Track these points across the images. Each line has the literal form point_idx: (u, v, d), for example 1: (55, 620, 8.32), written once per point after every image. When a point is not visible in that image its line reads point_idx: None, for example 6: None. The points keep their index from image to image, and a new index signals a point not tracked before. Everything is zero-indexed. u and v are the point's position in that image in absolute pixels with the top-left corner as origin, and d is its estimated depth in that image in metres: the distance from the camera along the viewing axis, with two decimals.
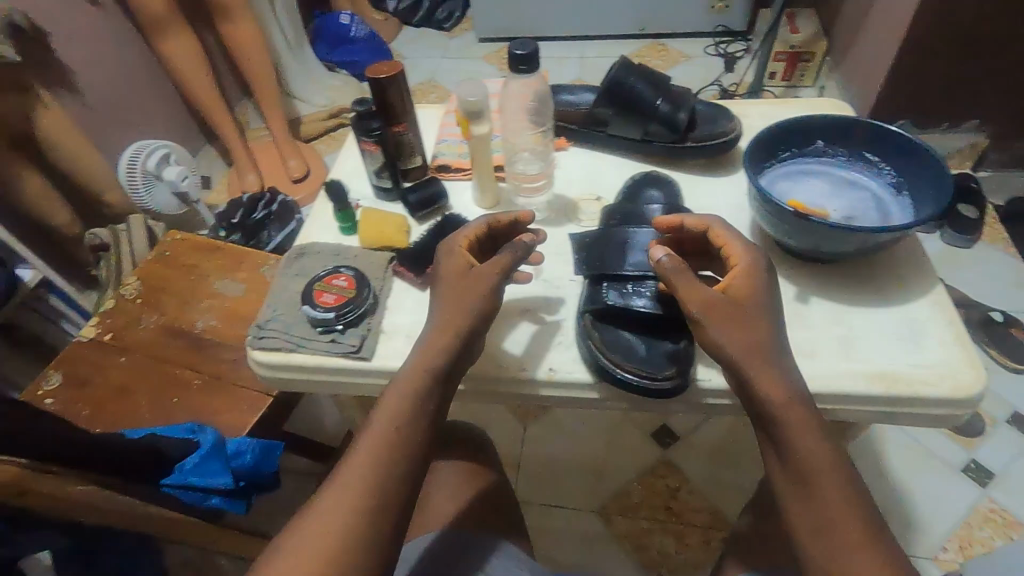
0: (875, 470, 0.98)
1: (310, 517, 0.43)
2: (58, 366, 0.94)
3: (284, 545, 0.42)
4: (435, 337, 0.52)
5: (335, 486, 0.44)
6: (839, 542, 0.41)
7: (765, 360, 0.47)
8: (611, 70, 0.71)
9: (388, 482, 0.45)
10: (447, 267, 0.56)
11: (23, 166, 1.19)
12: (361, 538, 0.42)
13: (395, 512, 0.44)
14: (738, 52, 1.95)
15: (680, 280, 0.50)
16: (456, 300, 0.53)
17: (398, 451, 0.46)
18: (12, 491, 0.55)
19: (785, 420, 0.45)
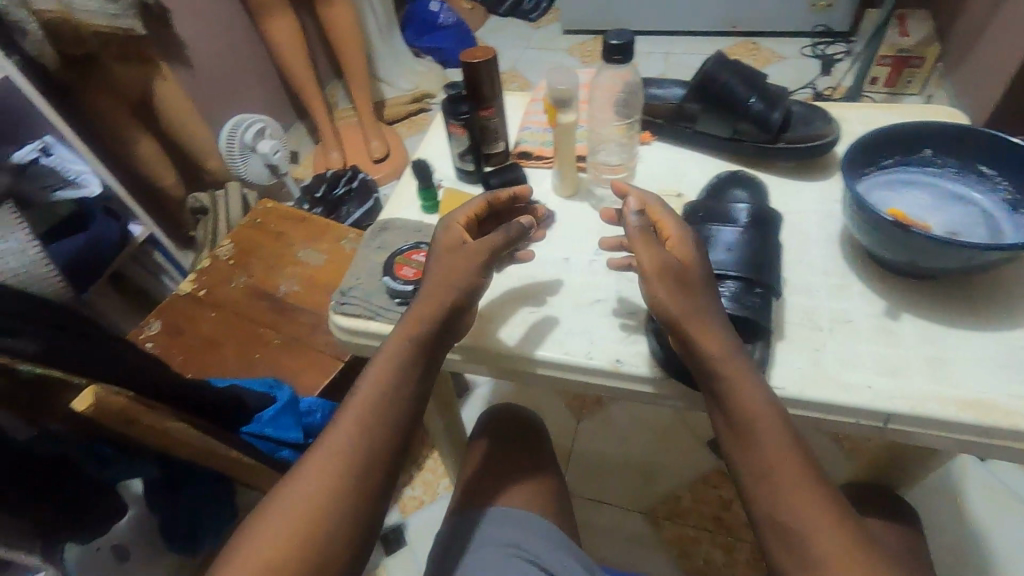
0: (948, 506, 0.92)
1: (294, 484, 0.45)
2: (158, 315, 1.03)
3: (276, 499, 0.45)
4: (422, 307, 0.52)
5: (319, 456, 0.46)
6: (783, 491, 0.44)
7: (698, 317, 0.49)
8: (703, 65, 0.70)
9: (370, 451, 0.47)
10: (440, 240, 0.57)
11: (140, 131, 1.30)
12: (344, 498, 0.45)
13: (379, 473, 0.47)
14: (837, 54, 1.84)
15: (638, 239, 0.53)
16: (445, 265, 0.54)
17: (380, 419, 0.48)
18: (123, 420, 0.59)
19: (719, 375, 0.48)
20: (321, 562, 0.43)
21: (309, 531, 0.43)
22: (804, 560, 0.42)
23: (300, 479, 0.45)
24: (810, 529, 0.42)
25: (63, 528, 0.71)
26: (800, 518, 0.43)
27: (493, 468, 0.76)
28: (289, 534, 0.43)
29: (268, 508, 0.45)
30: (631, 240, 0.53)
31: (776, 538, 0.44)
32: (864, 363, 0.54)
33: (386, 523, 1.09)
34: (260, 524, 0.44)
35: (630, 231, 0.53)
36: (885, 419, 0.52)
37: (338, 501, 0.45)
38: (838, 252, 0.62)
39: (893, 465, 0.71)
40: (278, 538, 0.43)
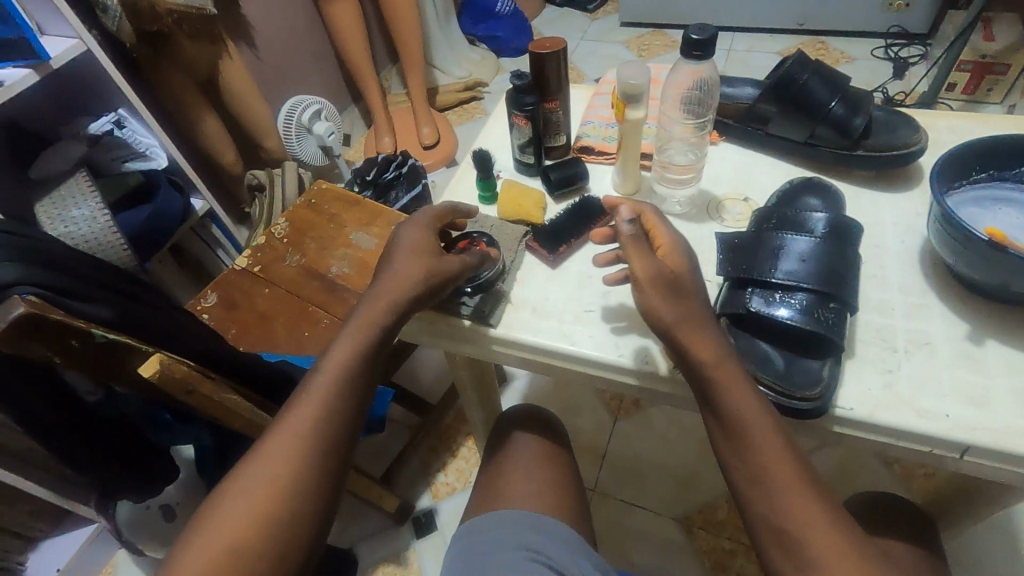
0: (1003, 540, 0.87)
1: (244, 481, 0.46)
2: (214, 287, 1.06)
3: (233, 483, 0.46)
4: (375, 301, 0.53)
5: (269, 450, 0.47)
6: (780, 496, 0.44)
7: (689, 324, 0.49)
8: (783, 65, 0.66)
9: (322, 444, 0.48)
10: (402, 239, 0.57)
11: (206, 108, 1.33)
12: (303, 477, 0.46)
13: (335, 454, 0.48)
14: (912, 58, 1.74)
15: (634, 246, 0.51)
16: (407, 261, 0.54)
17: (336, 402, 0.49)
18: (182, 388, 0.61)
19: (713, 380, 0.48)
20: (284, 537, 0.45)
21: (265, 523, 0.44)
22: (801, 563, 0.43)
23: (249, 475, 0.46)
24: (806, 532, 0.43)
25: (122, 479, 0.76)
26: (794, 522, 0.43)
27: (525, 465, 0.75)
28: (242, 528, 0.44)
29: (216, 504, 0.45)
30: (626, 249, 0.51)
31: (776, 543, 0.44)
32: (942, 390, 0.51)
33: (418, 506, 1.10)
34: (211, 520, 0.45)
35: (622, 240, 0.52)
36: (962, 450, 0.49)
37: (292, 494, 0.46)
38: (918, 269, 0.59)
39: (958, 496, 0.67)
40: (231, 533, 0.44)
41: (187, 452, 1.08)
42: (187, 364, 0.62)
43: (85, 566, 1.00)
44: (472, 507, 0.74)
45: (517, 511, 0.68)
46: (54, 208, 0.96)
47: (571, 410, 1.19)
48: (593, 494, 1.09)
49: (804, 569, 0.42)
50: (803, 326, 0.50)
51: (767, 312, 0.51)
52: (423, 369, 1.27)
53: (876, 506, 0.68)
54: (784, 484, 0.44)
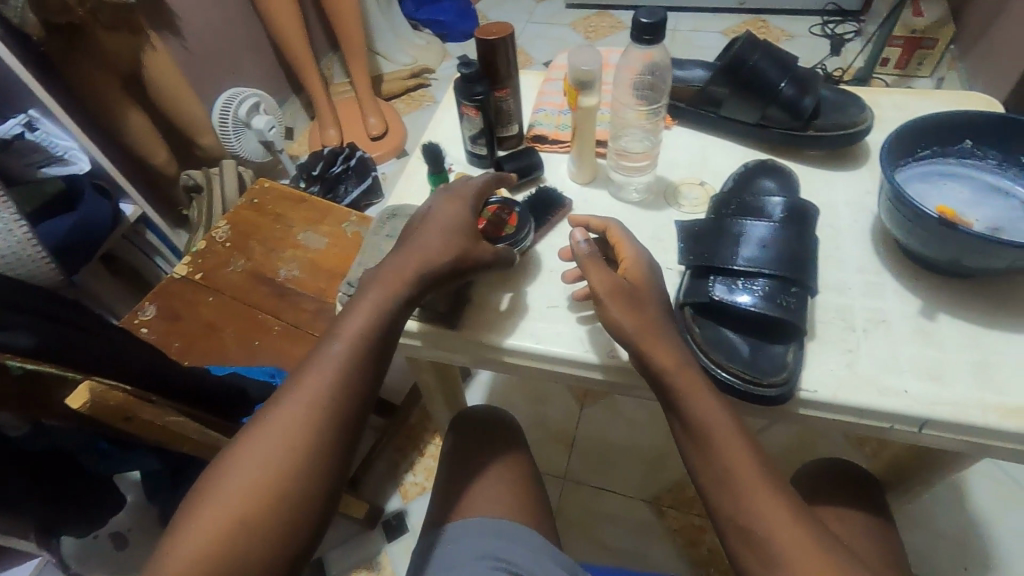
0: (949, 496, 0.92)
1: (247, 450, 0.44)
2: (153, 298, 0.99)
3: (240, 451, 0.44)
4: (391, 276, 0.51)
5: (271, 424, 0.44)
6: (743, 494, 0.44)
7: (653, 331, 0.49)
8: (733, 47, 0.66)
9: (326, 422, 0.45)
10: (437, 212, 0.56)
11: (130, 104, 1.23)
12: (311, 446, 0.44)
13: (344, 424, 0.46)
14: (847, 34, 1.79)
15: (588, 262, 0.52)
16: (436, 237, 0.54)
17: (347, 373, 0.47)
18: (119, 416, 0.56)
19: (675, 386, 0.48)
20: (290, 510, 0.42)
21: (267, 499, 0.42)
22: (766, 559, 0.42)
23: (252, 449, 0.44)
24: (768, 526, 0.43)
25: (61, 515, 0.70)
26: (759, 519, 0.43)
27: (491, 469, 0.73)
28: (248, 497, 0.42)
29: (215, 480, 0.43)
30: (582, 265, 0.52)
31: (740, 539, 0.44)
32: (902, 365, 0.52)
33: (387, 509, 1.08)
34: (210, 496, 0.42)
35: (579, 257, 0.52)
36: (921, 424, 0.50)
37: (292, 474, 0.43)
38: (870, 248, 0.60)
39: (910, 463, 0.70)
40: (233, 509, 0.41)
41: (134, 474, 1.02)
42: (122, 389, 0.57)
43: None
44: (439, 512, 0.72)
45: (478, 519, 0.67)
46: None
47: (538, 400, 1.18)
48: (564, 482, 1.09)
49: (766, 559, 0.42)
50: (764, 311, 0.50)
51: (731, 299, 0.51)
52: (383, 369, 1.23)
53: (824, 472, 0.69)
54: (746, 479, 0.44)
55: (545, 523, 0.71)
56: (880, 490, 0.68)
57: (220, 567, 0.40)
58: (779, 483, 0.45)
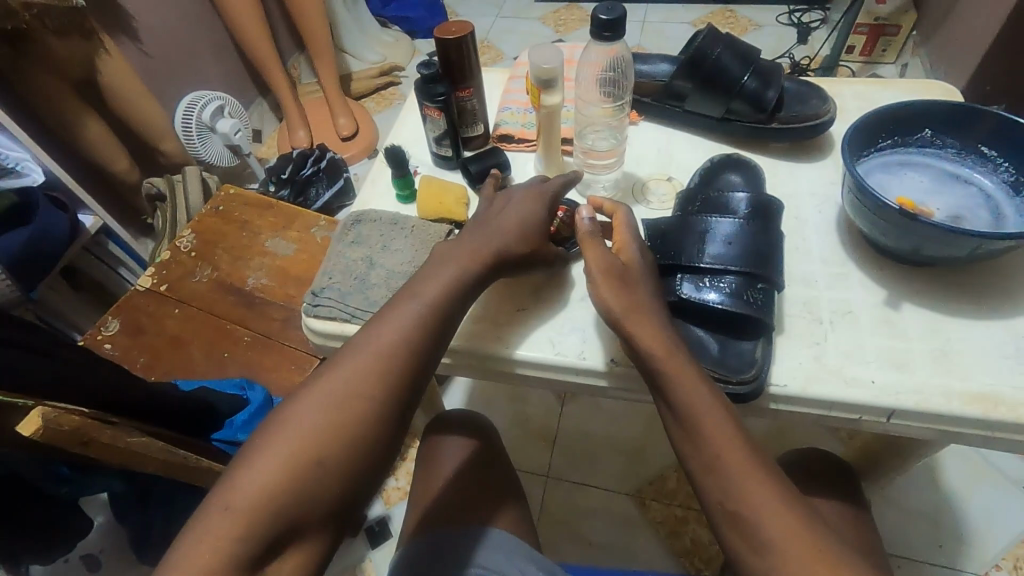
0: (923, 477, 0.94)
1: (319, 390, 0.44)
2: (116, 313, 0.96)
3: (311, 390, 0.45)
4: (464, 255, 0.53)
5: (345, 372, 0.45)
6: (733, 479, 0.43)
7: (641, 318, 0.49)
8: (694, 40, 0.65)
9: (397, 378, 0.46)
10: (515, 205, 0.57)
11: (85, 111, 1.19)
12: (378, 396, 0.45)
13: (410, 382, 0.46)
14: (813, 23, 1.81)
15: (585, 239, 0.52)
16: (512, 226, 0.55)
17: (419, 334, 0.48)
18: (77, 441, 0.54)
19: (667, 376, 0.47)
20: (353, 455, 0.43)
21: (333, 438, 0.42)
22: (755, 546, 0.41)
23: (322, 390, 0.44)
24: (754, 512, 0.42)
25: (24, 544, 0.68)
26: (747, 503, 0.42)
27: (467, 475, 0.73)
28: (316, 433, 0.42)
29: (285, 418, 0.43)
30: (581, 242, 0.52)
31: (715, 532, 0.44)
32: (869, 356, 0.52)
33: (369, 516, 1.06)
34: (280, 431, 0.42)
35: (579, 231, 0.53)
36: (889, 414, 0.50)
37: (359, 424, 0.44)
38: (836, 239, 0.60)
39: (882, 450, 0.70)
40: (301, 442, 0.42)
41: (103, 495, 0.98)
42: (78, 413, 0.55)
43: None
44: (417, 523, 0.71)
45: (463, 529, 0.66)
46: None
47: (517, 399, 1.18)
48: (547, 480, 1.09)
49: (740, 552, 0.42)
50: (730, 308, 0.49)
51: (699, 297, 0.50)
52: None
53: (801, 462, 0.69)
54: (723, 474, 0.44)
55: (524, 525, 0.70)
56: (857, 477, 0.69)
57: (285, 503, 0.40)
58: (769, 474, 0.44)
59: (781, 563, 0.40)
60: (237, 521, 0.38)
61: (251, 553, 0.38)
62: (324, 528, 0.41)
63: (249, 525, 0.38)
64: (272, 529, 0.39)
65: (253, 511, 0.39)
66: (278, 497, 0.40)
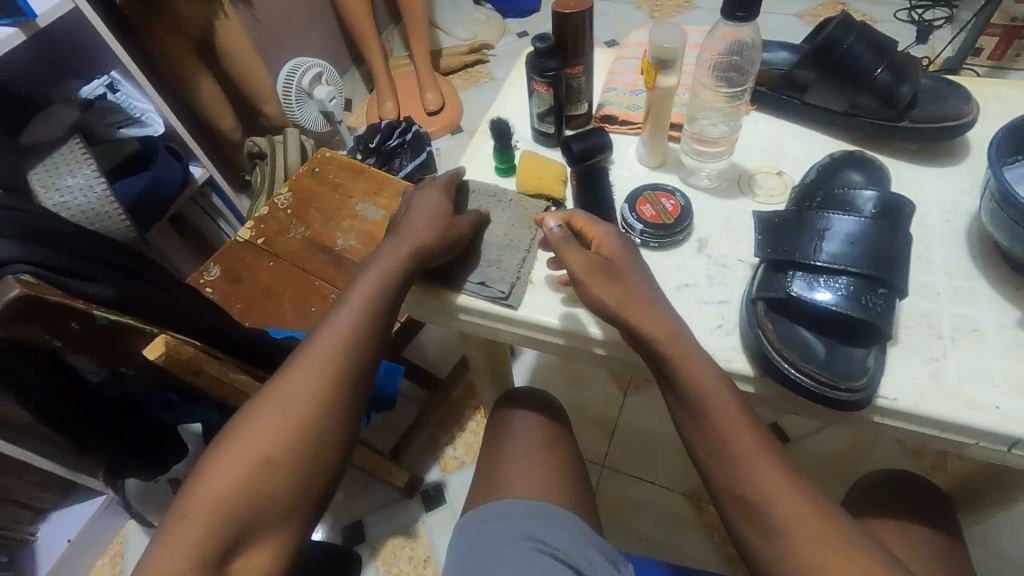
0: (1016, 521, 0.87)
1: (271, 398, 0.47)
2: (217, 260, 1.03)
3: (264, 400, 0.48)
4: (390, 253, 0.55)
5: (287, 385, 0.48)
6: (743, 465, 0.45)
7: (636, 306, 0.50)
8: (828, 26, 0.61)
9: (341, 383, 0.49)
10: (420, 201, 0.60)
11: (200, 69, 1.27)
12: (330, 398, 0.48)
13: (359, 379, 0.50)
14: (937, 21, 1.66)
15: (560, 247, 0.53)
16: (423, 223, 0.57)
17: (367, 331, 0.51)
18: (188, 369, 0.59)
19: (693, 366, 0.48)
20: (309, 454, 0.46)
21: (291, 441, 0.46)
22: (766, 531, 0.44)
23: (278, 397, 0.47)
24: (784, 515, 0.43)
25: (130, 461, 0.75)
26: (759, 490, 0.44)
27: (528, 449, 0.73)
28: (275, 439, 0.45)
29: (234, 434, 0.46)
30: (559, 250, 0.53)
31: (750, 524, 0.45)
32: (992, 379, 0.48)
33: (426, 480, 1.10)
34: (230, 445, 0.45)
35: (552, 243, 0.54)
36: (1011, 443, 0.46)
37: (315, 424, 0.47)
38: (963, 251, 0.56)
39: (984, 483, 0.65)
40: (257, 449, 0.45)
41: (193, 426, 1.07)
42: (191, 343, 0.60)
43: (92, 539, 1.01)
44: (476, 492, 0.72)
45: (521, 501, 0.66)
46: (49, 176, 0.91)
47: (579, 384, 1.17)
48: (603, 468, 1.09)
49: (802, 558, 0.42)
50: (843, 312, 0.47)
51: (810, 297, 0.48)
52: (427, 341, 1.26)
53: (887, 483, 0.65)
54: (757, 478, 0.45)
55: (584, 508, 0.70)
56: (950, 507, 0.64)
57: (245, 504, 0.42)
58: (788, 467, 0.46)
59: (793, 550, 0.42)
60: (196, 528, 0.40)
61: (217, 554, 0.40)
62: (287, 523, 0.44)
63: (209, 533, 0.40)
64: (235, 527, 0.42)
65: (213, 517, 0.41)
66: (240, 502, 0.42)
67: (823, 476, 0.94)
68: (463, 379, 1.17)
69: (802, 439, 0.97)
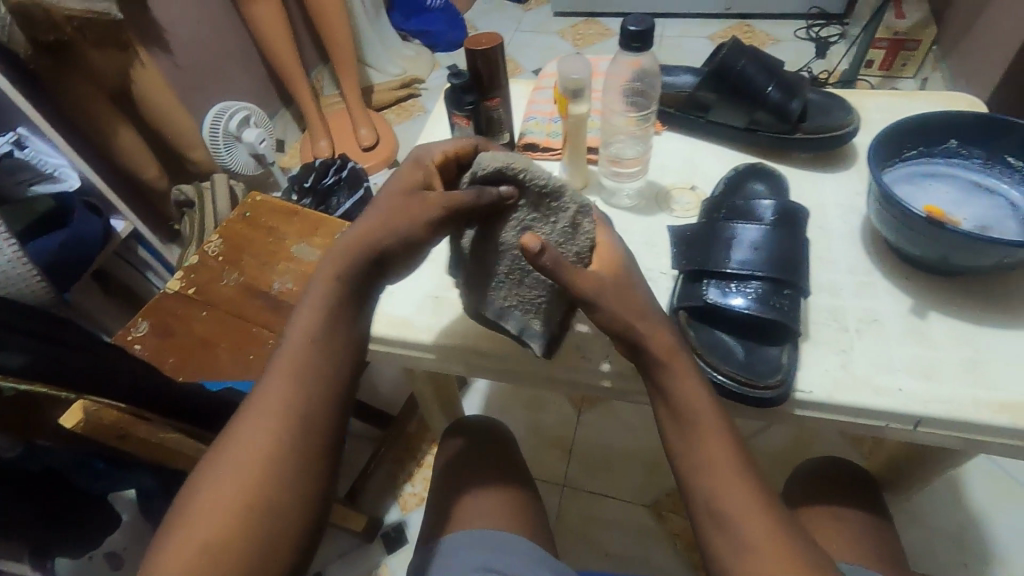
0: (948, 494, 0.93)
1: (226, 450, 0.40)
2: (146, 315, 0.99)
3: (219, 454, 0.40)
4: (345, 249, 0.45)
5: (245, 425, 0.40)
6: (713, 475, 0.45)
7: (649, 320, 0.49)
8: (719, 52, 0.67)
9: (304, 417, 0.40)
10: (393, 182, 0.50)
11: (118, 120, 1.23)
12: (292, 437, 0.40)
13: (326, 408, 0.42)
14: (831, 38, 1.81)
15: (563, 267, 0.47)
16: (382, 215, 0.47)
17: (324, 351, 0.43)
18: (115, 435, 0.56)
19: (669, 369, 0.48)
20: (277, 512, 0.38)
21: (253, 499, 0.38)
22: (735, 543, 0.43)
23: (232, 449, 0.40)
24: (747, 524, 0.43)
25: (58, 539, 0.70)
26: (720, 495, 0.44)
27: (478, 478, 0.74)
28: (233, 499, 0.38)
29: (190, 498, 0.39)
30: (553, 270, 0.47)
31: (715, 532, 0.44)
32: (895, 364, 0.52)
33: (386, 521, 1.07)
34: (185, 513, 0.38)
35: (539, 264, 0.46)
36: (916, 421, 0.50)
37: (279, 474, 0.39)
38: (860, 248, 0.61)
39: (908, 462, 0.70)
40: (214, 515, 0.37)
41: (130, 491, 1.01)
42: (116, 406, 0.57)
43: None
44: (431, 528, 0.71)
45: (476, 532, 0.66)
46: None
47: (533, 407, 1.18)
48: (564, 488, 1.09)
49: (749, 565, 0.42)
50: (756, 315, 0.50)
51: (724, 303, 0.51)
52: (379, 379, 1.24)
53: (823, 472, 0.69)
54: (726, 478, 0.45)
55: (540, 530, 0.70)
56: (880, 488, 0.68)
57: None
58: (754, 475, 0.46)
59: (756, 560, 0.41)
60: None
61: None
62: None
63: None
64: None
65: None
66: None
67: (771, 471, 0.97)
68: (417, 413, 1.16)
69: (750, 438, 1.00)
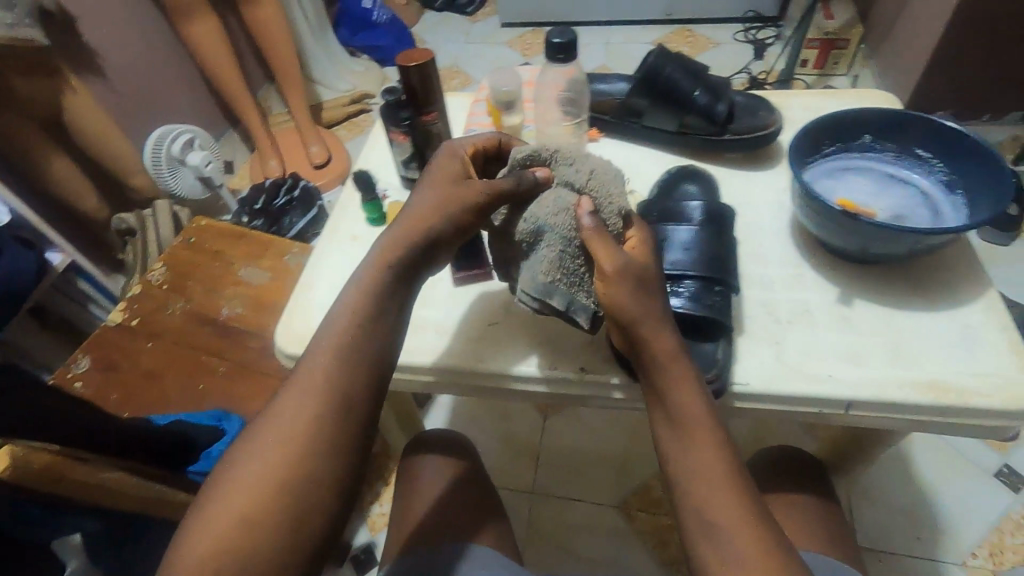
0: (899, 471, 0.96)
1: (262, 431, 0.39)
2: (87, 350, 0.95)
3: (255, 434, 0.39)
4: (398, 231, 0.46)
5: (284, 407, 0.39)
6: (701, 482, 0.42)
7: (653, 317, 0.47)
8: (646, 59, 0.69)
9: (343, 405, 0.39)
10: (435, 167, 0.51)
11: (51, 149, 1.18)
12: (329, 424, 0.39)
13: (363, 398, 0.40)
14: (768, 39, 1.88)
15: (599, 238, 0.48)
16: (433, 201, 0.47)
17: (366, 340, 0.42)
18: (48, 479, 0.54)
19: (665, 372, 0.46)
20: (308, 501, 0.37)
21: (282, 484, 0.37)
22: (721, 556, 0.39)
23: (268, 430, 0.39)
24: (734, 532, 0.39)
25: None
26: (705, 504, 0.41)
27: (439, 493, 0.73)
28: (264, 483, 0.37)
29: (222, 477, 0.38)
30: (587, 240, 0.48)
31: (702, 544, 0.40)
32: (823, 351, 0.55)
33: (355, 544, 1.05)
34: (217, 493, 0.37)
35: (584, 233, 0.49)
36: (846, 406, 0.52)
37: (314, 461, 0.38)
38: (791, 241, 0.63)
39: (854, 444, 0.73)
40: (244, 498, 0.36)
41: (77, 536, 0.96)
42: (50, 449, 0.55)
43: None
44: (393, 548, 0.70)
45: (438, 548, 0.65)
46: None
47: (498, 417, 1.18)
48: (533, 496, 1.09)
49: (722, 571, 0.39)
50: (693, 313, 0.51)
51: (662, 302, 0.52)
52: None
53: (774, 460, 0.71)
54: (712, 487, 0.41)
55: (503, 540, 0.70)
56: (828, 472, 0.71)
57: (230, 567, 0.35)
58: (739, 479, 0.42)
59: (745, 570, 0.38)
60: None
61: None
62: None
63: None
64: None
65: None
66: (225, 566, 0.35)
67: None
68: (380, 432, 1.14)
69: None
